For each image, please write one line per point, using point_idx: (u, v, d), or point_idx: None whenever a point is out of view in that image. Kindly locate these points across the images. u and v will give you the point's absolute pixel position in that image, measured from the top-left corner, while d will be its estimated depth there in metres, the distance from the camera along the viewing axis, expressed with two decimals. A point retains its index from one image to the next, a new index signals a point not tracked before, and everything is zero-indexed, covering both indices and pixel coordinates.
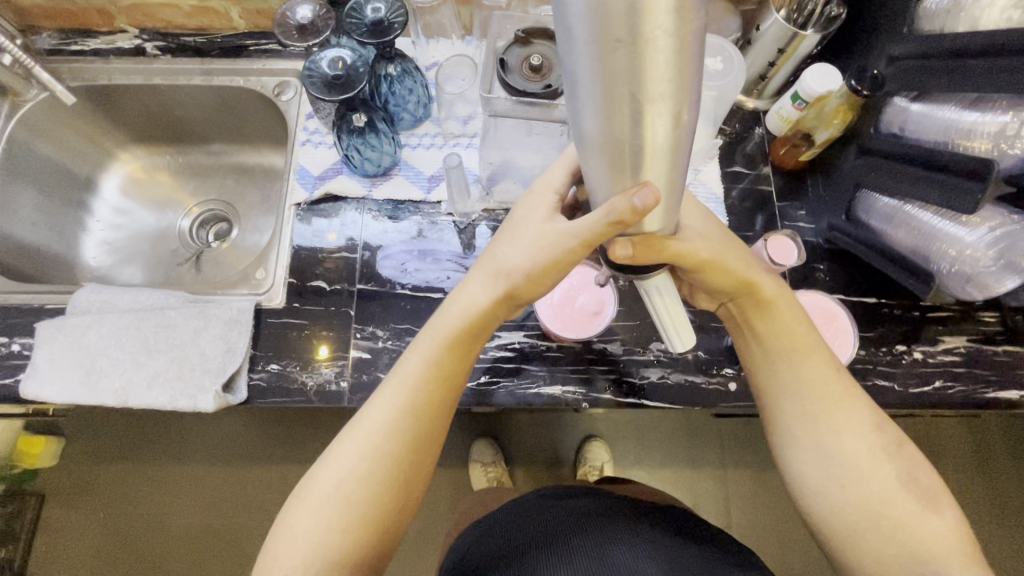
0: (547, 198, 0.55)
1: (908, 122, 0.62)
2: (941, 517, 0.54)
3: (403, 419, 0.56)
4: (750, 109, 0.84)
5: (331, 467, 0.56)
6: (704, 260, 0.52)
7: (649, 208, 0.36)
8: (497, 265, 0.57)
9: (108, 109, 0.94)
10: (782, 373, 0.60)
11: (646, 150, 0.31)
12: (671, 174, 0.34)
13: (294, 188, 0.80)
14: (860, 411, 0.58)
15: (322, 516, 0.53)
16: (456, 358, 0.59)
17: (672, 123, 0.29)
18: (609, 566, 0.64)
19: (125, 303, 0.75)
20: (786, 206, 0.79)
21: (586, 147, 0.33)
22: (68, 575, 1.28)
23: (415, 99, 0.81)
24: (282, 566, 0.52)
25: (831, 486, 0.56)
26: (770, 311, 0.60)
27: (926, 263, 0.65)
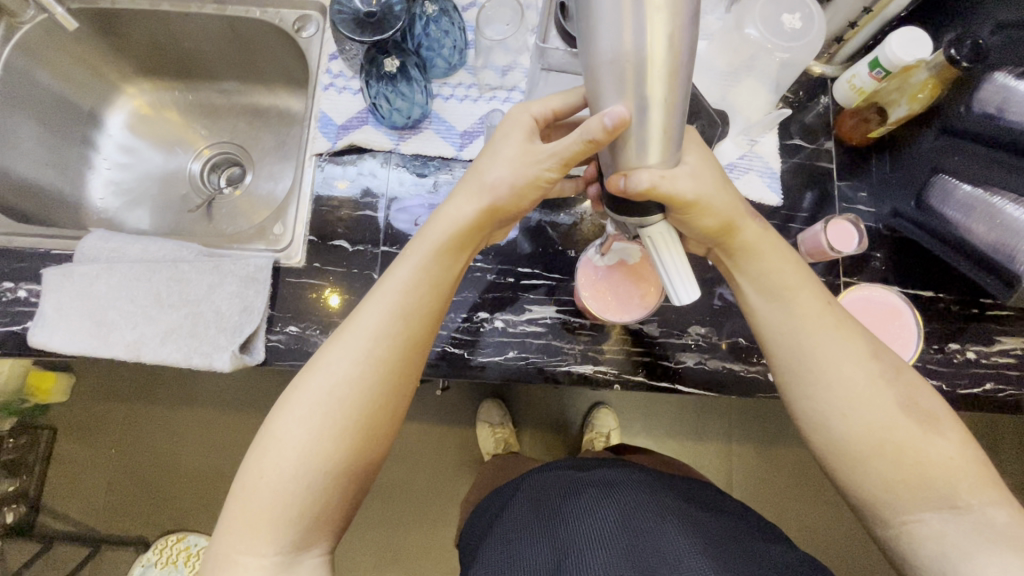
0: (525, 119, 0.53)
1: (1009, 101, 0.56)
2: (944, 438, 0.51)
3: (395, 323, 0.53)
4: (817, 74, 0.76)
5: (316, 374, 0.52)
6: (692, 201, 0.49)
7: (617, 129, 0.43)
8: (481, 178, 0.54)
9: (111, 35, 0.86)
10: (775, 312, 0.56)
11: (649, 63, 0.41)
12: (669, 103, 0.43)
13: (315, 137, 0.74)
14: (858, 338, 0.54)
15: (314, 423, 0.50)
16: (446, 265, 0.55)
17: (667, 41, 0.41)
18: (654, 543, 0.61)
19: (135, 254, 0.70)
20: (845, 186, 0.73)
21: (598, 73, 0.44)
22: (78, 507, 1.30)
23: (451, 43, 0.73)
24: (270, 479, 0.49)
25: (834, 418, 0.52)
26: (756, 256, 0.56)
27: (1009, 261, 0.59)
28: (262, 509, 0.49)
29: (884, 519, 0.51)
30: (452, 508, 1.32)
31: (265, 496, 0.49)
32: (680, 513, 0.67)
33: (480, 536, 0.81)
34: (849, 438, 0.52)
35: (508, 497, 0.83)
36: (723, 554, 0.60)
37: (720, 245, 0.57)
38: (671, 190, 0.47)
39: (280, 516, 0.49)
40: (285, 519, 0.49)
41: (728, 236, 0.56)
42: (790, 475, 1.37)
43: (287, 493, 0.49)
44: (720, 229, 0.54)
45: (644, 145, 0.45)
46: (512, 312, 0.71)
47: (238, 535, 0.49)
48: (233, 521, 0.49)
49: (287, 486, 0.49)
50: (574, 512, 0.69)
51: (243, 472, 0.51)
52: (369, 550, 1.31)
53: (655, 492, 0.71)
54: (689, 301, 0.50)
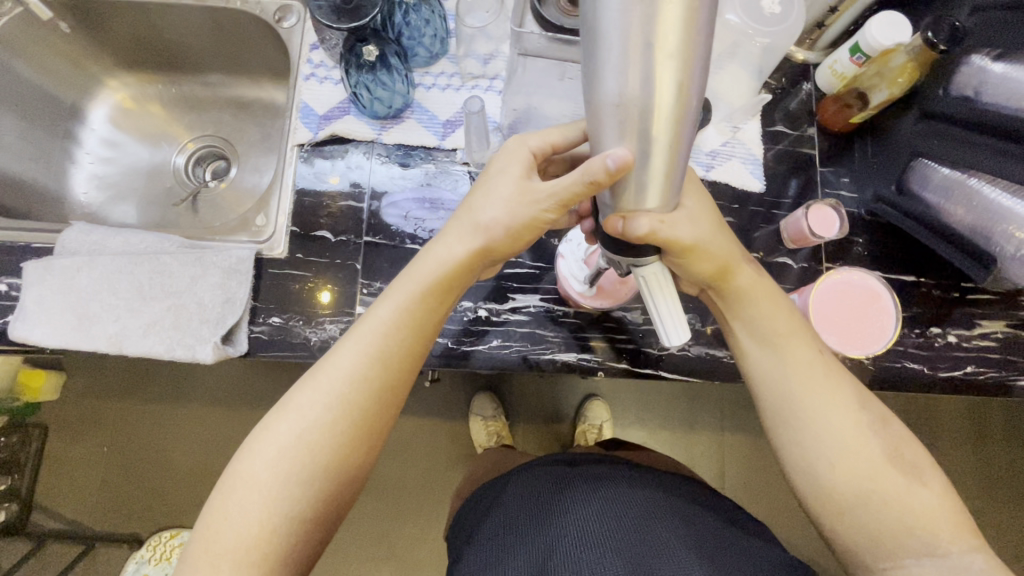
0: (523, 154, 0.54)
1: (985, 83, 0.55)
2: (928, 488, 0.51)
3: (371, 366, 0.53)
4: (799, 61, 0.76)
5: (286, 416, 0.51)
6: (690, 245, 0.50)
7: (620, 171, 0.41)
8: (475, 217, 0.55)
9: (91, 28, 0.85)
10: (765, 358, 0.57)
11: (654, 109, 0.39)
12: (673, 150, 0.41)
13: (296, 128, 0.74)
14: (846, 387, 0.55)
15: (282, 465, 0.50)
16: (428, 308, 0.55)
17: (676, 88, 0.38)
18: (640, 541, 0.61)
19: (117, 246, 0.70)
20: (828, 171, 0.73)
21: (601, 112, 0.41)
22: (70, 504, 1.30)
23: (432, 32, 0.73)
24: (235, 520, 0.48)
25: (820, 466, 0.53)
26: (751, 300, 0.57)
27: (986, 242, 0.60)
28: (226, 550, 0.48)
29: (864, 564, 0.51)
30: (444, 503, 1.32)
31: (229, 538, 0.48)
32: (669, 508, 0.67)
33: (475, 522, 0.79)
34: (833, 486, 0.52)
35: (499, 489, 0.82)
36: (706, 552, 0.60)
37: (715, 287, 0.58)
38: (671, 235, 0.47)
39: (242, 557, 0.47)
40: (247, 560, 0.47)
41: (723, 281, 0.57)
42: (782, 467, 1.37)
43: (251, 533, 0.48)
44: (717, 271, 0.55)
45: (643, 191, 0.43)
46: (496, 301, 0.71)
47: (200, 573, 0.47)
48: (195, 559, 0.48)
49: (252, 528, 0.48)
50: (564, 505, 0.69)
51: (208, 510, 0.50)
52: (362, 545, 1.31)
53: (644, 487, 0.71)
54: (679, 345, 0.51)
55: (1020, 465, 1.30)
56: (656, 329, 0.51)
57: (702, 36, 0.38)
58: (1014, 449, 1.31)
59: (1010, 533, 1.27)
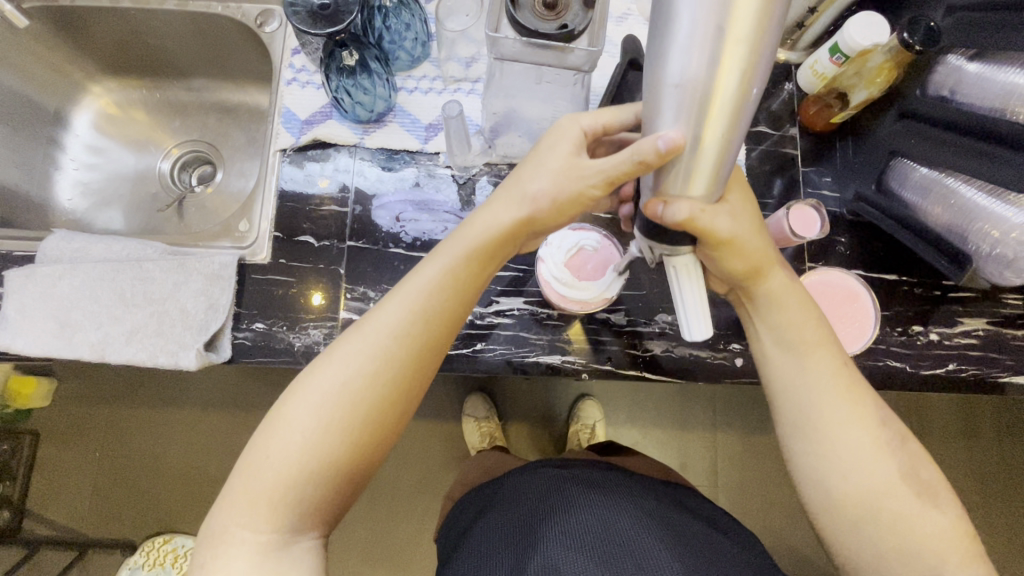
0: (574, 132, 0.52)
1: (960, 83, 0.56)
2: (940, 512, 0.51)
3: (415, 324, 0.52)
4: (781, 61, 0.76)
5: (330, 363, 0.50)
6: (726, 239, 0.48)
7: (670, 153, 0.40)
8: (521, 187, 0.53)
9: (73, 34, 0.85)
10: (787, 364, 0.56)
11: (715, 95, 0.38)
12: (725, 141, 0.40)
13: (279, 133, 0.74)
14: (868, 405, 0.54)
15: (322, 414, 0.49)
16: (474, 271, 0.54)
17: (741, 75, 0.37)
18: (614, 538, 0.63)
19: (98, 253, 0.70)
20: (810, 171, 0.74)
21: (658, 91, 0.40)
22: (62, 510, 1.29)
23: (413, 36, 0.73)
24: (275, 460, 0.48)
25: (834, 478, 0.53)
26: (779, 305, 0.56)
27: (961, 240, 0.60)
28: (263, 491, 0.48)
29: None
30: (438, 504, 1.32)
31: (265, 478, 0.48)
32: (655, 514, 0.68)
33: (464, 528, 0.80)
34: (844, 499, 0.52)
35: (491, 492, 0.82)
36: (686, 553, 0.61)
37: (743, 287, 0.57)
38: (709, 225, 0.46)
39: (280, 499, 0.48)
40: (285, 502, 0.48)
41: (753, 281, 0.55)
42: (774, 464, 1.37)
43: (288, 477, 0.48)
44: (749, 271, 0.54)
45: (690, 177, 0.42)
46: (480, 304, 0.71)
47: (238, 509, 0.48)
48: (233, 496, 0.49)
49: (290, 471, 0.48)
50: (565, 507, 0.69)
51: (249, 449, 0.50)
52: (356, 547, 1.31)
53: (634, 494, 0.72)
54: (699, 339, 0.50)
55: (1008, 458, 1.31)
56: (678, 320, 0.51)
57: (776, 24, 0.37)
58: (1003, 444, 1.32)
59: (1000, 525, 1.28)
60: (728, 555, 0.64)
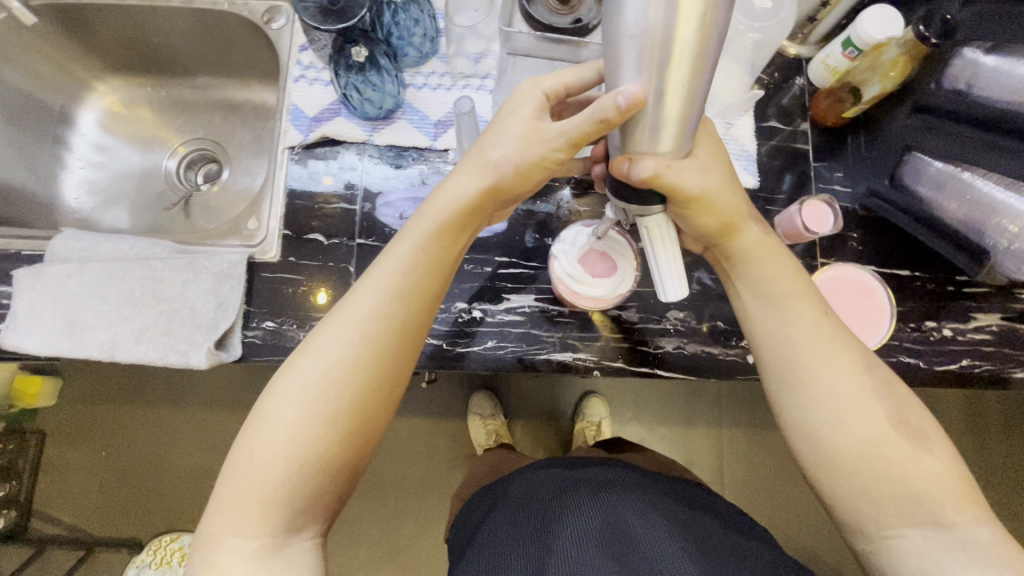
0: (535, 95, 0.51)
1: (977, 76, 0.55)
2: (933, 455, 0.50)
3: (391, 304, 0.51)
4: (792, 55, 0.75)
5: (309, 355, 0.50)
6: (696, 195, 0.48)
7: (632, 109, 0.40)
8: (484, 155, 0.52)
9: (77, 31, 0.84)
10: (769, 318, 0.55)
11: (675, 42, 0.38)
12: (690, 90, 0.40)
13: (287, 130, 0.73)
14: (851, 350, 0.53)
15: (305, 406, 0.48)
16: (445, 244, 0.53)
17: (699, 18, 0.37)
18: (624, 535, 0.63)
19: (107, 252, 0.69)
20: (821, 166, 0.73)
21: (618, 44, 0.40)
22: (68, 510, 1.30)
23: (421, 32, 0.72)
24: (262, 459, 0.47)
25: (824, 430, 0.51)
26: (756, 258, 0.56)
27: (979, 235, 0.60)
28: (251, 492, 0.47)
29: (866, 533, 0.50)
30: (444, 501, 1.32)
31: (254, 479, 0.47)
32: (666, 511, 0.67)
33: (474, 527, 0.79)
34: (838, 450, 0.51)
35: (499, 492, 0.81)
36: (701, 549, 0.61)
37: (718, 245, 0.56)
38: (676, 181, 0.45)
39: (269, 499, 0.47)
40: (276, 501, 0.47)
41: (727, 238, 0.55)
42: (781, 460, 1.37)
43: (275, 476, 0.47)
44: (720, 228, 0.54)
45: (656, 132, 0.42)
46: (491, 302, 0.70)
47: (226, 515, 0.47)
48: (221, 503, 0.48)
49: (278, 469, 0.47)
50: (567, 507, 0.69)
51: (233, 452, 0.49)
52: (362, 544, 1.31)
53: (644, 491, 0.71)
54: (675, 300, 0.52)
55: (1015, 455, 1.31)
56: (654, 283, 0.52)
57: None
58: (1010, 440, 1.31)
59: (1008, 520, 1.28)
60: (739, 548, 0.64)
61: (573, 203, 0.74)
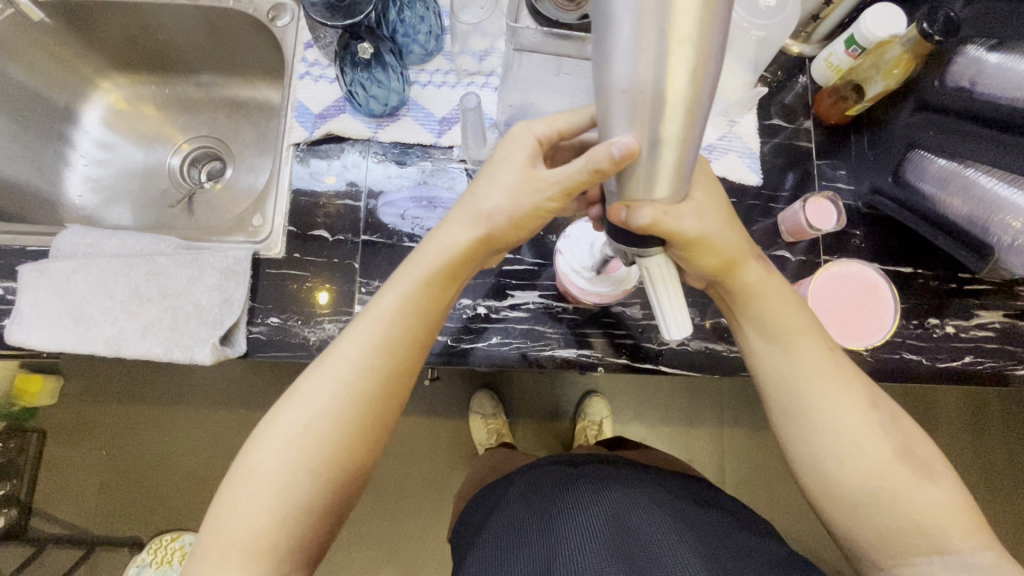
0: (528, 141, 0.52)
1: (981, 73, 0.55)
2: (939, 486, 0.50)
3: (377, 356, 0.51)
4: (795, 53, 0.76)
5: (293, 408, 0.50)
6: (694, 238, 0.48)
7: (625, 160, 0.40)
8: (476, 205, 0.52)
9: (83, 29, 0.84)
10: (773, 355, 0.55)
11: (666, 101, 0.36)
12: (684, 141, 0.39)
13: (292, 127, 0.73)
14: (856, 388, 0.53)
15: (289, 458, 0.48)
16: (435, 295, 0.53)
17: (690, 76, 0.36)
18: (630, 530, 0.63)
19: (112, 248, 0.69)
20: (825, 164, 0.74)
21: (609, 96, 0.39)
22: (69, 508, 1.29)
23: (427, 29, 0.73)
24: (246, 508, 0.47)
25: (828, 464, 0.52)
26: (756, 298, 0.55)
27: (983, 231, 0.60)
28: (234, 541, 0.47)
29: (872, 562, 0.51)
30: (446, 500, 1.32)
31: (237, 529, 0.47)
32: (671, 509, 0.66)
33: (478, 525, 0.79)
34: (844, 485, 0.51)
35: (501, 493, 0.81)
36: (707, 547, 0.60)
37: (719, 283, 0.56)
38: (675, 227, 0.46)
39: (251, 548, 0.47)
40: (260, 550, 0.47)
41: (728, 275, 0.54)
42: (782, 459, 1.37)
43: (259, 525, 0.47)
44: (722, 266, 0.53)
45: (651, 180, 0.42)
46: (495, 298, 0.71)
47: (210, 564, 0.47)
48: (204, 549, 0.48)
49: (262, 519, 0.47)
50: (567, 507, 0.68)
51: (218, 500, 0.49)
52: (364, 544, 1.31)
53: (648, 489, 0.71)
54: (678, 339, 0.50)
55: (1017, 454, 1.31)
56: (656, 320, 0.50)
57: (722, 18, 0.34)
58: (1011, 438, 1.31)
59: (1008, 519, 1.28)
60: (746, 545, 0.64)
61: None
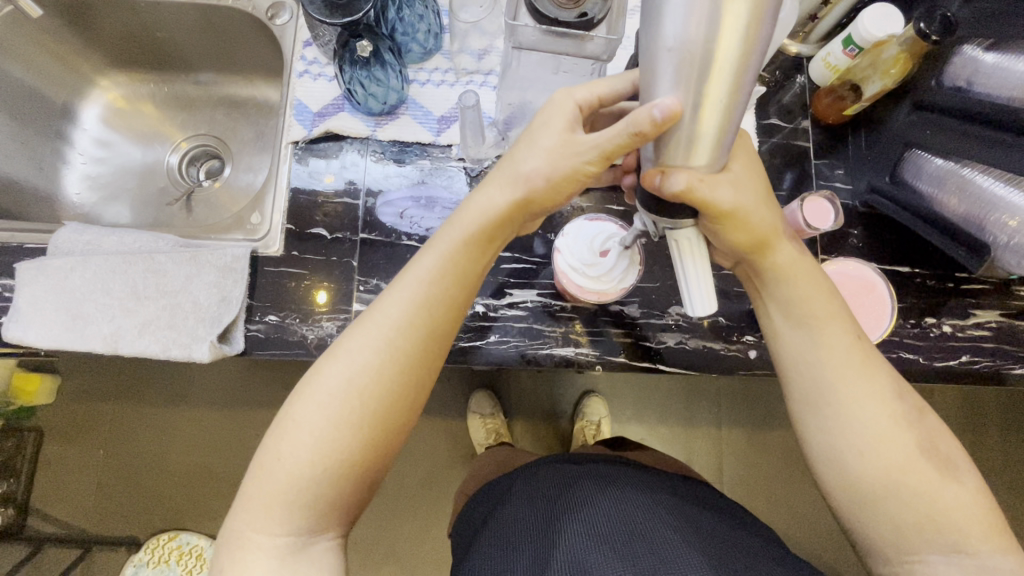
0: (568, 106, 0.51)
1: (976, 74, 0.56)
2: (960, 484, 0.50)
3: (418, 315, 0.51)
4: (791, 54, 0.76)
5: (335, 362, 0.49)
6: (729, 210, 0.47)
7: (666, 122, 0.39)
8: (515, 167, 0.51)
9: (81, 27, 0.84)
10: (799, 340, 0.55)
11: (716, 58, 0.37)
12: (727, 109, 0.39)
13: (291, 125, 0.73)
14: (882, 379, 0.53)
15: (331, 413, 0.48)
16: (474, 257, 0.53)
17: (741, 36, 0.37)
18: (636, 529, 0.63)
19: (109, 246, 0.69)
20: (822, 164, 0.74)
21: (655, 56, 0.39)
22: (65, 508, 1.29)
23: (425, 28, 0.73)
24: (286, 462, 0.48)
25: (850, 454, 0.51)
26: (788, 280, 0.54)
27: (978, 231, 0.60)
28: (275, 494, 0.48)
29: (884, 555, 0.51)
30: (445, 500, 1.32)
31: (279, 479, 0.47)
32: (675, 510, 0.67)
33: (478, 523, 0.79)
34: (863, 477, 0.51)
35: (503, 490, 0.81)
36: (709, 547, 0.61)
37: (749, 261, 0.56)
38: (709, 196, 0.45)
39: (293, 501, 0.47)
40: (300, 504, 0.48)
41: (761, 253, 0.54)
42: (780, 459, 1.37)
43: (299, 478, 0.47)
44: (755, 243, 0.53)
45: (691, 146, 0.41)
46: (493, 296, 0.71)
47: (252, 513, 0.48)
48: (247, 498, 0.48)
49: (300, 474, 0.47)
50: (575, 503, 0.68)
51: (260, 452, 0.49)
52: (362, 543, 1.30)
53: (651, 490, 0.71)
54: (702, 315, 0.50)
55: (1014, 453, 1.31)
56: (681, 296, 0.50)
57: None
58: (1009, 437, 1.32)
59: (1005, 518, 1.28)
60: (745, 544, 0.64)
61: (575, 200, 0.75)
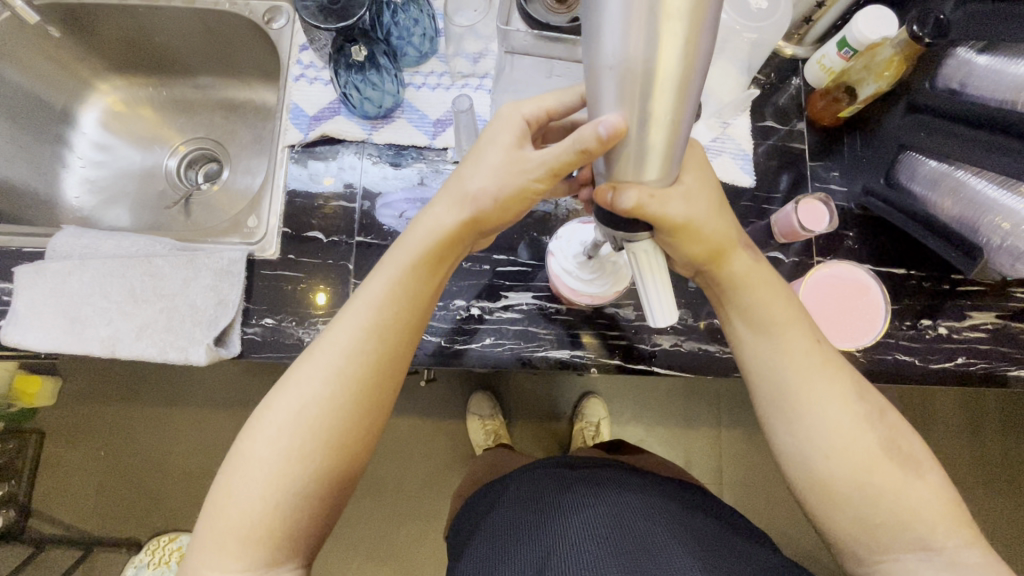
0: (514, 121, 0.51)
1: (970, 76, 0.56)
2: (924, 480, 0.50)
3: (368, 341, 0.51)
4: (788, 55, 0.76)
5: (285, 393, 0.50)
6: (681, 223, 0.47)
7: (612, 140, 0.39)
8: (463, 186, 0.52)
9: (80, 32, 0.85)
10: (760, 345, 0.55)
11: (657, 78, 0.36)
12: (674, 124, 0.38)
13: (287, 129, 0.74)
14: (843, 380, 0.53)
15: (282, 445, 0.48)
16: (423, 278, 0.53)
17: (681, 54, 0.35)
18: (628, 528, 0.64)
19: (107, 250, 0.70)
20: (818, 166, 0.74)
21: (597, 73, 0.38)
22: (66, 509, 1.29)
23: (420, 32, 0.73)
24: (240, 500, 0.48)
25: (815, 457, 0.51)
26: (745, 288, 0.55)
27: (972, 233, 0.61)
28: (230, 529, 0.48)
29: (856, 556, 0.51)
30: (443, 501, 1.33)
31: (232, 517, 0.47)
32: (667, 512, 0.67)
33: (472, 527, 0.79)
34: (830, 478, 0.51)
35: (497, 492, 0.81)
36: (704, 547, 0.61)
37: (707, 271, 0.55)
38: (659, 211, 0.45)
39: (247, 535, 0.47)
40: (254, 536, 0.47)
41: (716, 263, 0.54)
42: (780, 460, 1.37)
43: (253, 512, 0.47)
44: (710, 254, 0.53)
45: (641, 163, 0.40)
46: (489, 299, 0.71)
47: (207, 551, 0.48)
48: (202, 539, 0.48)
49: (256, 508, 0.47)
50: (568, 506, 0.69)
51: (215, 488, 0.49)
52: (362, 544, 1.31)
53: (644, 491, 0.72)
54: (663, 327, 0.50)
55: (1015, 454, 1.31)
56: (642, 310, 0.50)
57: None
58: (1009, 438, 1.31)
59: (1005, 519, 1.28)
60: (738, 547, 0.64)
61: (571, 203, 0.75)
